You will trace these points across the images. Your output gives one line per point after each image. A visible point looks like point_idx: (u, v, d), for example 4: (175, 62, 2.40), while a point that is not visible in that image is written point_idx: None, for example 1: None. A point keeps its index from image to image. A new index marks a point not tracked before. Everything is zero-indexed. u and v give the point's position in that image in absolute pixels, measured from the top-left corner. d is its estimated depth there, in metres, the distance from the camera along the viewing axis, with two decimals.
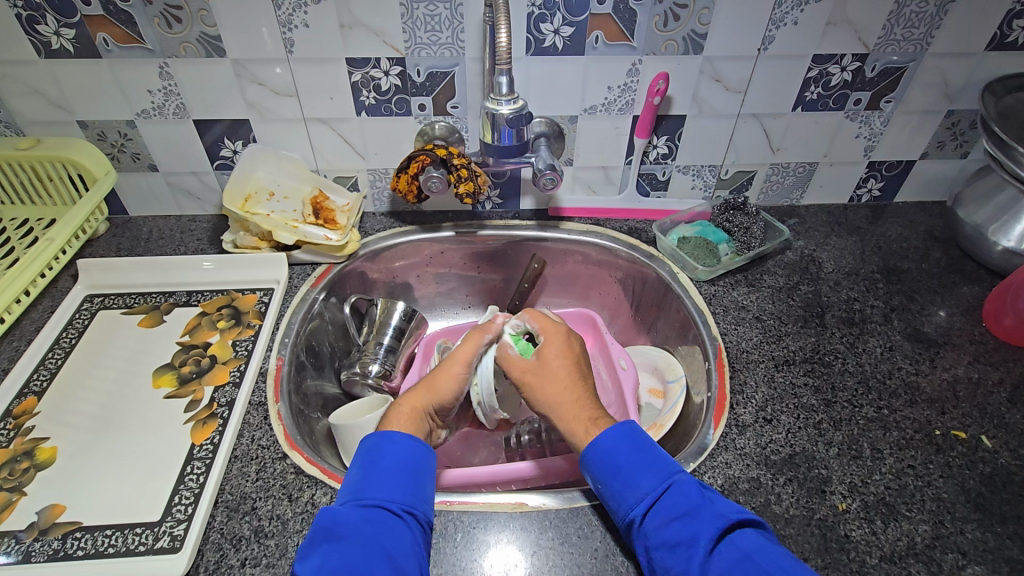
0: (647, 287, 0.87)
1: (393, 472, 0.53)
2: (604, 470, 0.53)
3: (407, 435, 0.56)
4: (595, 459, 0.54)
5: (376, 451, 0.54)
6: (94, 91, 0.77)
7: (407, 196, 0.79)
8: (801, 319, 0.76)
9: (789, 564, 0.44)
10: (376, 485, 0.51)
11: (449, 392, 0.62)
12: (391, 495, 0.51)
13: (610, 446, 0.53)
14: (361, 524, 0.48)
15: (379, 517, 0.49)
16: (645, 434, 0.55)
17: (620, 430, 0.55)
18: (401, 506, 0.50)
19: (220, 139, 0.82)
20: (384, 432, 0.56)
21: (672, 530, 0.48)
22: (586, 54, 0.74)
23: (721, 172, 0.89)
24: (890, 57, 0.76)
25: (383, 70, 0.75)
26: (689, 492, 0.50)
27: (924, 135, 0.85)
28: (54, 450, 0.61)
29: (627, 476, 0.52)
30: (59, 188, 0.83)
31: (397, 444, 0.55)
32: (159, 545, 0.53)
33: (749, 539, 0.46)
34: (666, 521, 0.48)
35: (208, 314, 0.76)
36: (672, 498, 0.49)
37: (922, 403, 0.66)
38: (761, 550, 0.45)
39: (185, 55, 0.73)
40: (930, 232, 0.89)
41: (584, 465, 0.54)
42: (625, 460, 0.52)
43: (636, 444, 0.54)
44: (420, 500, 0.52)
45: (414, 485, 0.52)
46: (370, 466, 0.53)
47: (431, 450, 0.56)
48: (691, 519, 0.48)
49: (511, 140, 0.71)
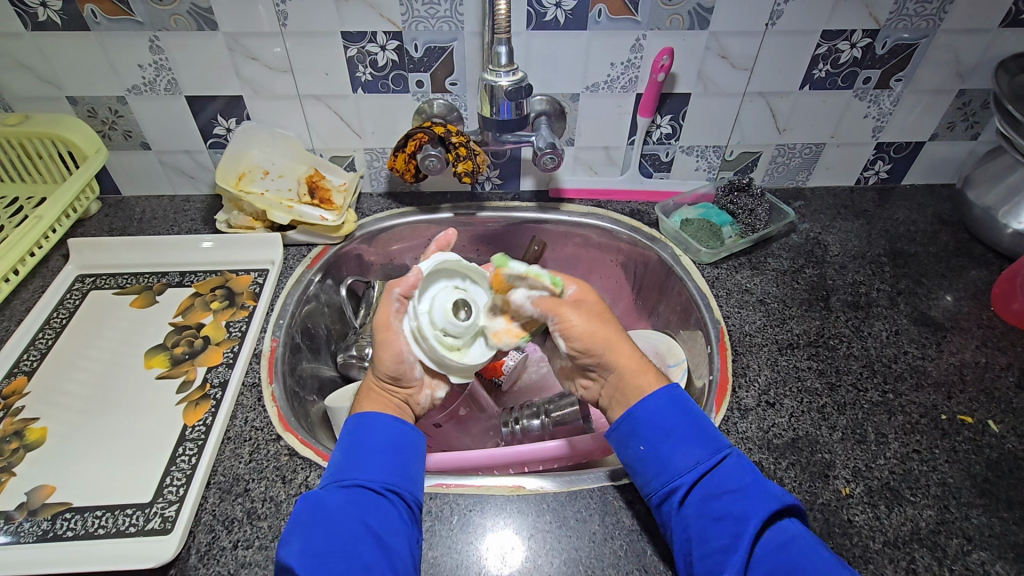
0: (649, 270, 0.86)
1: (376, 453, 0.51)
2: (652, 432, 0.51)
3: (385, 414, 0.55)
4: (643, 419, 0.52)
5: (356, 433, 0.53)
6: (82, 66, 0.74)
7: (404, 176, 0.78)
8: (806, 303, 0.75)
9: (830, 555, 0.44)
10: (361, 466, 0.50)
11: (392, 366, 0.56)
12: (375, 474, 0.50)
13: (662, 409, 0.52)
14: (346, 505, 0.47)
15: (364, 497, 0.48)
16: (694, 404, 0.54)
17: (673, 394, 0.53)
18: (384, 485, 0.49)
19: (214, 118, 0.80)
20: (363, 414, 0.55)
21: (720, 503, 0.47)
22: (589, 29, 0.72)
23: (726, 152, 0.87)
24: (901, 33, 0.74)
25: (379, 44, 0.73)
26: (741, 469, 0.49)
27: (934, 115, 0.82)
28: (44, 430, 0.60)
29: (677, 441, 0.50)
30: (48, 165, 0.81)
31: (378, 423, 0.54)
32: (150, 525, 0.52)
33: (794, 526, 0.46)
34: (714, 492, 0.47)
35: (202, 295, 0.75)
36: (723, 471, 0.48)
37: (929, 387, 0.65)
38: (806, 536, 0.45)
39: (176, 28, 0.71)
40: (938, 215, 0.88)
41: (628, 422, 0.52)
42: (675, 426, 0.51)
43: (687, 411, 0.52)
44: (406, 480, 0.51)
45: (397, 464, 0.51)
46: (352, 447, 0.52)
47: (415, 428, 0.55)
48: (743, 495, 0.47)
49: (510, 113, 0.69)
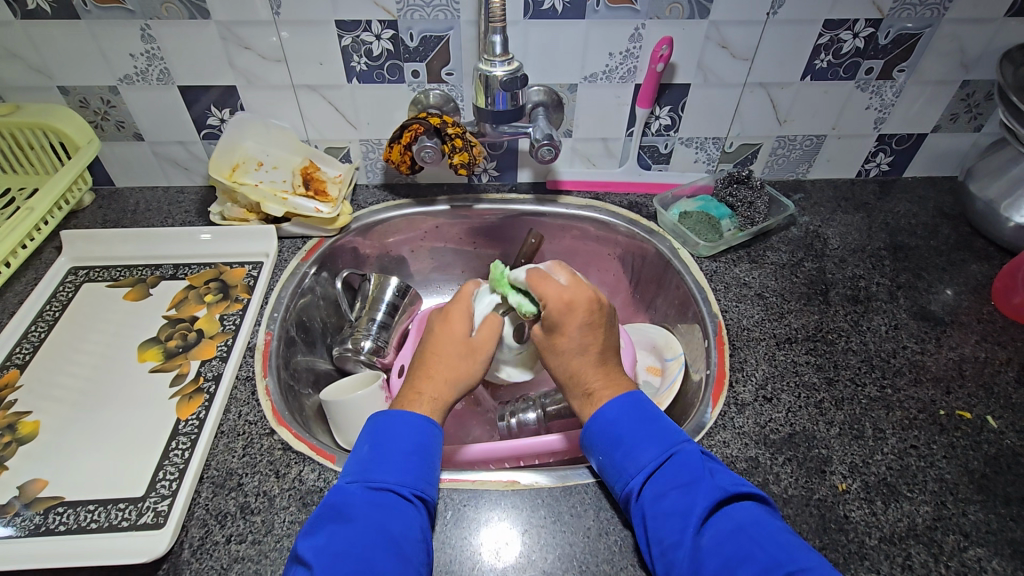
0: (646, 263, 0.85)
1: (403, 456, 0.51)
2: (606, 441, 0.53)
3: (420, 415, 0.54)
4: (597, 430, 0.54)
5: (387, 430, 0.52)
6: (73, 56, 0.73)
7: (400, 167, 0.77)
8: (805, 297, 0.74)
9: (784, 539, 0.44)
10: (388, 467, 0.50)
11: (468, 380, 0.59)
12: (403, 479, 0.49)
13: (613, 416, 0.54)
14: (372, 507, 0.47)
15: (390, 501, 0.48)
16: (651, 406, 0.56)
17: (624, 400, 0.55)
18: (411, 491, 0.49)
19: (207, 108, 0.79)
20: (398, 411, 0.54)
21: (669, 500, 0.48)
22: (587, 18, 0.71)
23: (726, 144, 0.86)
24: (905, 22, 0.72)
25: (374, 33, 0.72)
26: (691, 464, 0.50)
27: (937, 107, 0.81)
28: (36, 424, 0.59)
29: (629, 446, 0.52)
30: (40, 156, 0.80)
31: (410, 424, 0.53)
32: (142, 520, 0.52)
33: (745, 512, 0.46)
34: (664, 490, 0.49)
35: (196, 288, 0.74)
36: (671, 469, 0.50)
37: (927, 382, 0.65)
38: (756, 524, 0.45)
39: (168, 16, 0.70)
40: (940, 208, 0.87)
41: (584, 436, 0.55)
42: (626, 431, 0.53)
43: (641, 415, 0.54)
44: (429, 485, 0.51)
45: (423, 468, 0.51)
46: (379, 446, 0.51)
47: (441, 432, 0.55)
48: (689, 490, 0.48)
49: (506, 104, 0.69)
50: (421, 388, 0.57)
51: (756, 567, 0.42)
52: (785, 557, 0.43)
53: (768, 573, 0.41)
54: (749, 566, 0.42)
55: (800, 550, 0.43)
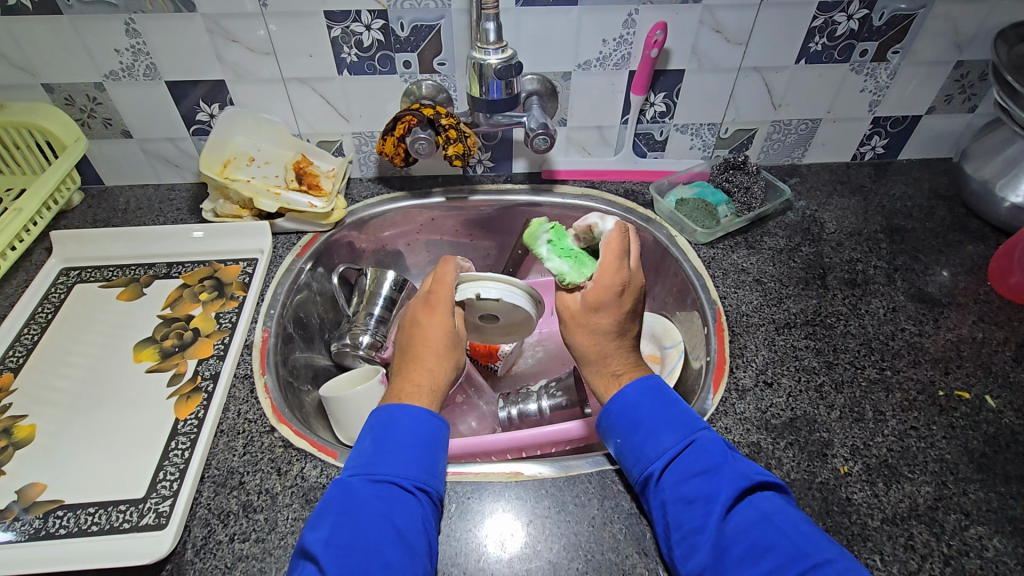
0: (644, 250, 0.85)
1: (405, 449, 0.50)
2: (625, 425, 0.53)
3: (420, 407, 0.53)
4: (615, 412, 0.54)
5: (388, 423, 0.52)
6: (57, 52, 0.72)
7: (394, 160, 0.76)
8: (803, 281, 0.74)
9: (807, 528, 0.45)
10: (388, 460, 0.49)
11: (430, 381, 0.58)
12: (404, 471, 0.49)
13: (633, 399, 0.54)
14: (373, 498, 0.47)
15: (392, 494, 0.47)
16: (668, 389, 0.55)
17: (644, 384, 0.55)
18: (414, 483, 0.49)
19: (196, 104, 0.78)
20: (397, 404, 0.53)
21: (691, 485, 0.48)
22: (580, 4, 0.70)
23: (721, 130, 0.85)
24: (899, 4, 0.72)
25: (365, 24, 0.71)
26: (712, 449, 0.50)
27: (931, 88, 0.81)
28: (33, 428, 0.59)
29: (648, 431, 0.52)
30: (26, 156, 0.79)
31: (409, 415, 0.52)
32: (144, 521, 0.52)
33: (769, 500, 0.46)
34: (686, 475, 0.49)
35: (190, 286, 0.74)
36: (693, 455, 0.49)
37: (926, 363, 0.65)
38: (781, 512, 0.45)
39: (153, 9, 0.69)
40: (935, 189, 0.87)
41: (605, 418, 0.55)
42: (647, 415, 0.53)
43: (660, 399, 0.54)
44: (433, 476, 0.50)
45: (427, 460, 0.51)
46: (382, 439, 0.51)
47: (445, 424, 0.54)
48: (714, 476, 0.48)
49: (500, 93, 0.68)
50: (413, 381, 0.56)
51: (782, 557, 0.42)
52: (813, 545, 0.43)
53: (795, 561, 0.42)
54: (775, 555, 0.43)
55: (821, 537, 0.44)
